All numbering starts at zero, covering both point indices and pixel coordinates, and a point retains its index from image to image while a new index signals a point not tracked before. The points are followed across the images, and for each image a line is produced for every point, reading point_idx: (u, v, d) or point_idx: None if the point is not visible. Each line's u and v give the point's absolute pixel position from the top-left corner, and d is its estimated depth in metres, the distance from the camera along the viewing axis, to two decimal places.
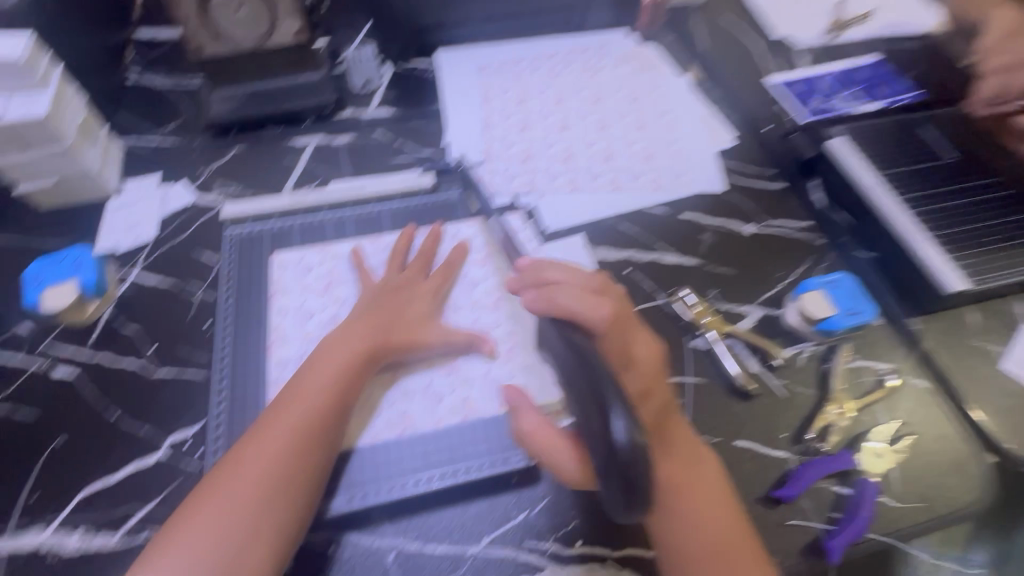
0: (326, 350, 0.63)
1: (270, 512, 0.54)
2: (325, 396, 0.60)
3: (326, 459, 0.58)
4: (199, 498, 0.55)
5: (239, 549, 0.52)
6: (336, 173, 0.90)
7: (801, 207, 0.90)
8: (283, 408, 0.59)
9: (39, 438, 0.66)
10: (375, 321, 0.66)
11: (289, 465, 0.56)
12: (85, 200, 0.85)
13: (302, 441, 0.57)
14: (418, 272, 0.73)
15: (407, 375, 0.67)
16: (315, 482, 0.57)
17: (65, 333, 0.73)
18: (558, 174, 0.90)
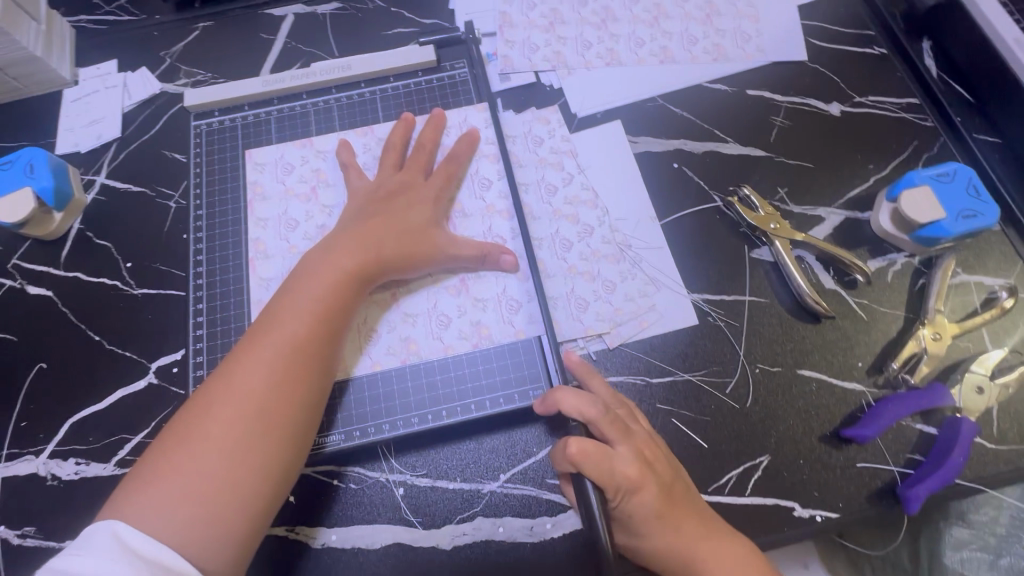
0: (310, 262, 0.52)
1: (259, 452, 0.43)
2: (314, 313, 0.48)
3: (321, 387, 0.48)
4: (162, 445, 0.43)
5: (227, 495, 0.41)
6: (320, 53, 0.75)
7: (906, 77, 0.70)
8: (263, 328, 0.47)
9: (19, 362, 0.60)
10: (367, 228, 0.54)
11: (277, 395, 0.45)
12: (40, 92, 0.73)
13: (291, 365, 0.46)
14: (419, 170, 0.60)
15: (408, 295, 0.57)
16: (314, 409, 0.47)
17: (33, 249, 0.65)
18: (592, 43, 0.72)
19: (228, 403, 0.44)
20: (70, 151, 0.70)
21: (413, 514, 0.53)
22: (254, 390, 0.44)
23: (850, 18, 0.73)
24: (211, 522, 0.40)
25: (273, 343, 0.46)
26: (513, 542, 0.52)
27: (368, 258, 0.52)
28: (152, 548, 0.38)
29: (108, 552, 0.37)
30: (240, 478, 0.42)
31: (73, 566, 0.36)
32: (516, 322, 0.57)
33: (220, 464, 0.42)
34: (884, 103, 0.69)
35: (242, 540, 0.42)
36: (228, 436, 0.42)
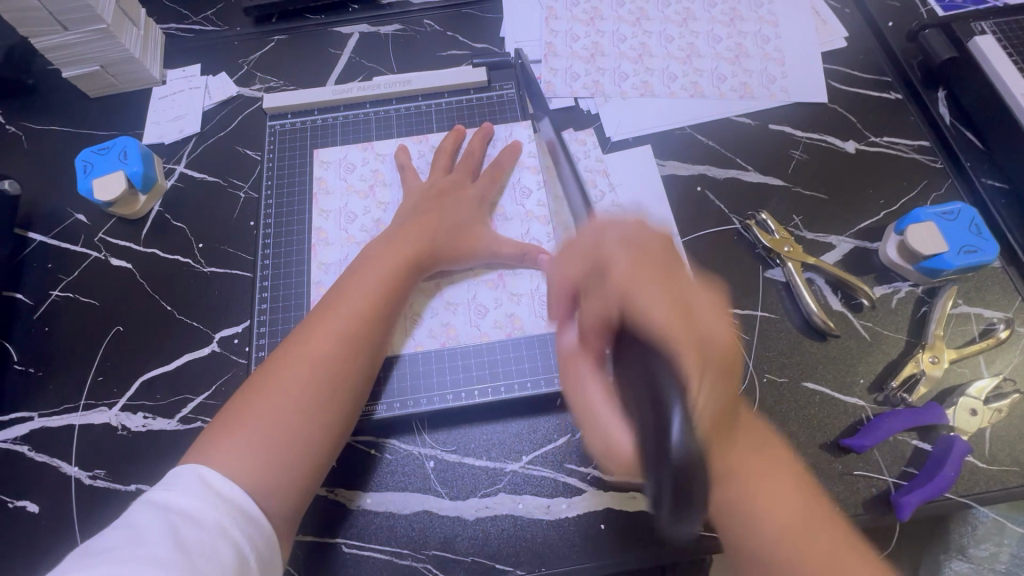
0: (370, 256, 0.59)
1: (326, 411, 0.50)
2: (374, 298, 0.56)
3: (373, 364, 0.55)
4: (240, 400, 0.49)
5: (293, 448, 0.48)
6: (381, 68, 0.83)
7: (920, 122, 0.75)
8: (332, 306, 0.55)
9: (98, 324, 0.67)
10: (419, 225, 0.62)
11: (341, 365, 0.52)
12: (131, 88, 0.82)
13: (351, 342, 0.53)
14: (465, 176, 0.68)
15: (451, 284, 0.64)
16: (365, 383, 0.54)
17: (119, 225, 0.73)
18: (629, 74, 0.79)
19: (302, 366, 0.51)
20: (154, 142, 0.78)
21: (441, 486, 0.58)
22: (324, 358, 0.51)
23: (869, 66, 0.79)
24: (284, 468, 0.47)
25: (340, 318, 0.54)
26: (531, 518, 0.57)
27: (420, 254, 0.60)
28: (233, 489, 0.44)
29: (195, 489, 0.42)
30: (305, 434, 0.49)
31: (165, 499, 0.42)
32: (547, 315, 0.63)
33: (293, 418, 0.48)
34: (898, 144, 0.74)
35: (305, 487, 0.48)
36: (297, 397, 0.49)
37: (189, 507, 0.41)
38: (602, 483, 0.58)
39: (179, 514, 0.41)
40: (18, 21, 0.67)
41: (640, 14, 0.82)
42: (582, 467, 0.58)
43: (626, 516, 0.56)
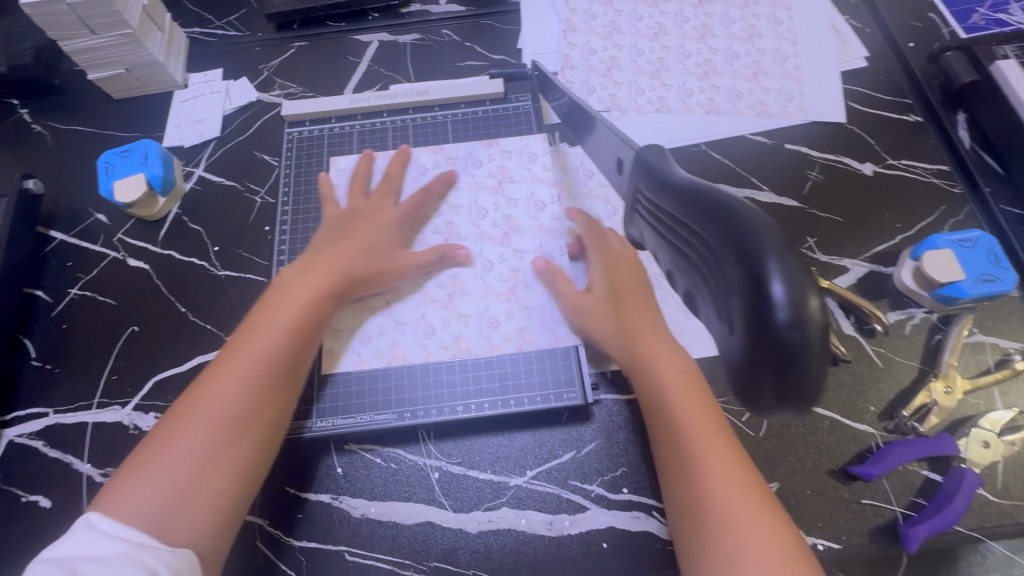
0: (284, 285, 0.59)
1: (232, 448, 0.50)
2: (282, 331, 0.55)
3: (282, 396, 0.54)
4: (149, 442, 0.50)
5: (196, 485, 0.48)
6: (399, 77, 0.83)
7: (939, 145, 0.74)
8: (239, 342, 0.54)
9: (114, 323, 0.69)
10: (336, 248, 0.61)
11: (243, 400, 0.51)
12: (154, 91, 0.83)
13: (255, 376, 0.53)
14: (385, 196, 0.68)
15: (400, 300, 0.65)
16: (276, 414, 0.53)
17: (138, 226, 0.74)
18: (645, 89, 0.79)
19: (207, 406, 0.51)
20: (175, 144, 0.79)
21: (446, 497, 0.59)
22: (229, 395, 0.51)
23: (890, 87, 0.79)
24: (191, 509, 0.47)
25: (244, 356, 0.53)
26: (533, 534, 0.57)
27: (333, 282, 0.59)
28: (135, 529, 0.45)
29: (98, 533, 0.44)
30: (209, 470, 0.49)
31: (72, 547, 0.43)
32: (558, 331, 0.63)
33: (200, 460, 0.48)
34: (917, 167, 0.73)
35: (218, 524, 0.48)
36: (201, 433, 0.49)
37: (93, 550, 0.43)
38: (605, 500, 0.58)
39: (82, 559, 0.42)
40: (50, 24, 0.70)
41: (658, 29, 0.82)
42: (586, 484, 0.58)
43: (629, 535, 0.56)
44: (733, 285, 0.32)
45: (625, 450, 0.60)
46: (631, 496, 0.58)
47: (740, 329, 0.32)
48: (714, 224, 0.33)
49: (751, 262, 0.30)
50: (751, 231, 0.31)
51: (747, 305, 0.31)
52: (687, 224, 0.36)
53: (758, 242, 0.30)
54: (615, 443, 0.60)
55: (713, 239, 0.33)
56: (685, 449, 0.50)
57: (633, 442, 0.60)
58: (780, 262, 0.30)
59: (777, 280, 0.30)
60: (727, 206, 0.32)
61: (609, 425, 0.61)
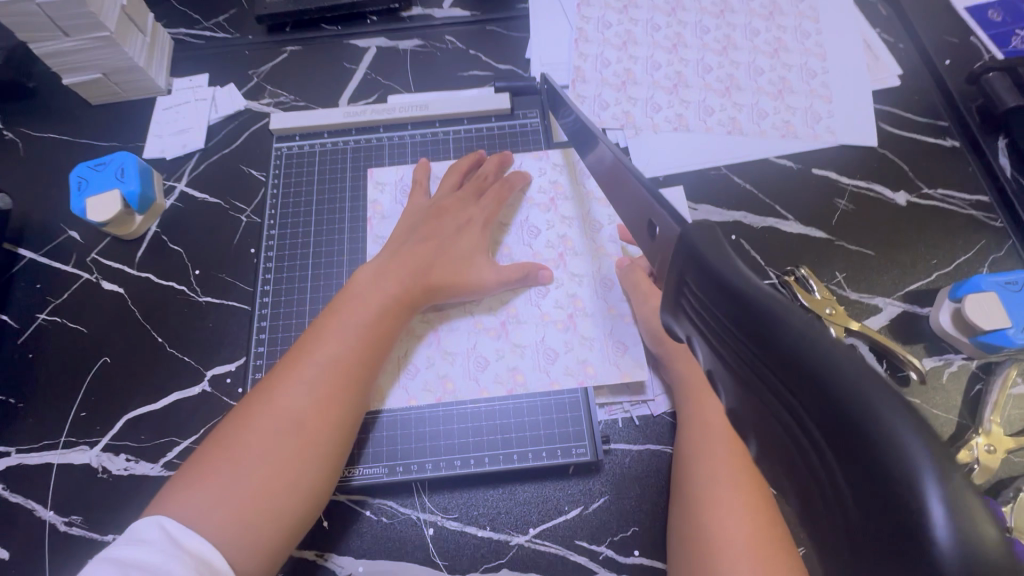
0: (356, 289, 0.55)
1: (299, 471, 0.46)
2: (357, 339, 0.52)
3: (358, 408, 0.51)
4: (202, 455, 0.45)
5: (273, 500, 0.44)
6: (398, 87, 0.78)
7: (977, 175, 0.69)
8: (306, 351, 0.50)
9: (84, 353, 0.63)
10: (411, 259, 0.57)
11: (321, 412, 0.48)
12: (135, 97, 0.78)
13: (333, 387, 0.49)
14: (472, 194, 0.63)
15: (448, 326, 0.60)
16: (351, 428, 0.50)
17: (113, 246, 0.69)
18: (662, 106, 0.73)
19: (270, 421, 0.46)
20: (155, 156, 0.74)
21: (441, 557, 0.54)
22: (300, 409, 0.47)
23: (924, 108, 0.73)
24: (250, 527, 0.43)
25: (314, 368, 0.49)
26: None
27: (410, 290, 0.55)
28: (206, 547, 0.40)
29: (161, 545, 0.39)
30: (285, 485, 0.45)
31: (128, 555, 0.38)
32: (552, 372, 0.57)
33: (264, 475, 0.44)
34: (953, 198, 0.68)
35: (273, 553, 0.44)
36: (277, 446, 0.45)
37: (155, 564, 0.38)
38: (615, 564, 0.53)
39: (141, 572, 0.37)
40: (18, 25, 0.64)
41: (676, 41, 0.77)
42: (594, 545, 0.53)
43: None
44: (833, 477, 0.18)
45: (638, 507, 0.54)
46: (643, 560, 0.53)
47: (835, 541, 0.18)
48: (798, 374, 0.18)
49: (867, 449, 0.16)
50: (862, 394, 0.17)
51: (861, 522, 0.17)
52: (746, 355, 0.21)
53: (888, 425, 0.16)
54: (626, 499, 0.55)
55: (793, 391, 0.19)
56: (699, 461, 0.50)
57: (645, 499, 0.55)
58: (938, 464, 0.15)
59: (941, 505, 0.15)
60: (819, 343, 0.18)
61: (620, 478, 0.56)
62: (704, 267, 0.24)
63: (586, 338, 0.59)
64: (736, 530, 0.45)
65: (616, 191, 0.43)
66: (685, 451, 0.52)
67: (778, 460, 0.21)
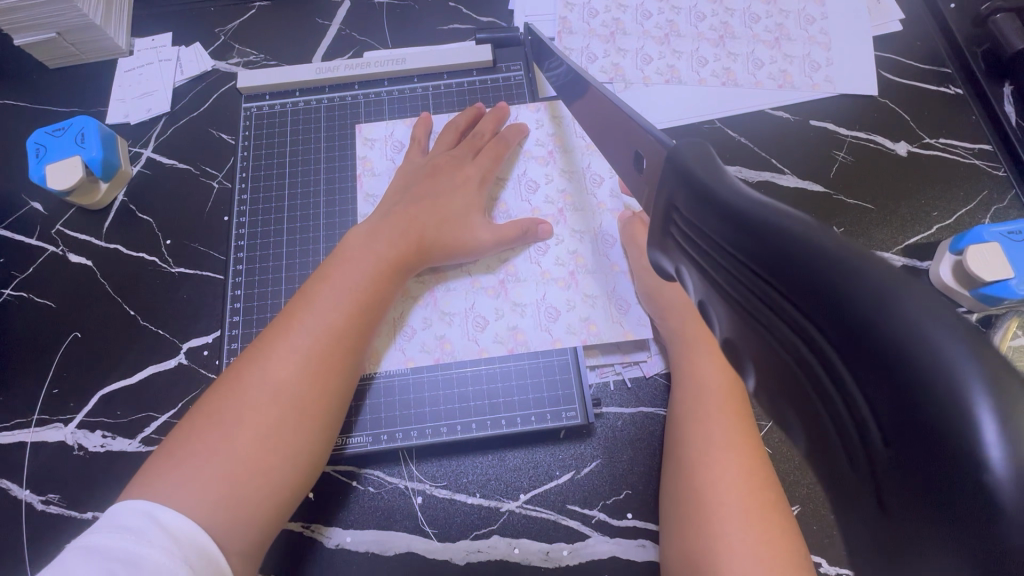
0: (344, 252, 0.51)
1: (290, 443, 0.43)
2: (347, 307, 0.48)
3: (348, 379, 0.47)
4: (188, 426, 0.43)
5: (260, 478, 0.41)
6: (374, 43, 0.73)
7: (979, 123, 0.66)
8: (295, 316, 0.47)
9: (53, 329, 0.61)
10: (407, 217, 0.53)
11: (310, 385, 0.44)
12: (94, 59, 0.73)
13: (322, 358, 0.45)
14: (467, 150, 0.59)
15: (445, 286, 0.56)
16: (342, 401, 0.47)
17: (77, 217, 0.65)
18: (653, 58, 0.69)
19: (256, 391, 0.43)
20: (119, 122, 0.70)
21: (430, 525, 0.52)
22: (286, 381, 0.44)
23: (927, 54, 0.70)
24: (237, 508, 0.40)
25: (303, 335, 0.46)
26: (527, 565, 0.51)
27: (403, 252, 0.52)
28: (193, 530, 0.38)
29: (144, 533, 0.37)
30: (273, 462, 0.42)
31: (110, 544, 0.36)
32: (553, 330, 0.55)
33: (249, 453, 0.41)
34: (955, 147, 0.65)
35: (266, 526, 0.42)
36: (263, 422, 0.42)
37: (137, 555, 0.36)
38: (607, 527, 0.52)
39: (123, 564, 0.35)
40: None
41: None
42: (586, 510, 0.52)
43: (634, 566, 0.51)
44: (861, 421, 0.16)
45: (631, 470, 0.53)
46: (636, 523, 0.52)
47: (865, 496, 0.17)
48: (822, 301, 0.16)
49: (907, 383, 0.14)
50: (914, 324, 0.14)
51: (895, 466, 0.15)
52: (757, 290, 0.18)
53: (943, 353, 0.14)
54: (618, 462, 0.54)
55: (816, 323, 0.16)
56: (692, 420, 0.49)
57: (638, 462, 0.53)
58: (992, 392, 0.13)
59: (996, 436, 0.13)
60: (858, 261, 0.15)
61: (612, 441, 0.54)
62: (698, 187, 0.21)
63: (588, 296, 0.56)
64: (729, 490, 0.43)
65: (608, 131, 0.39)
66: (679, 412, 0.50)
67: (787, 401, 0.19)
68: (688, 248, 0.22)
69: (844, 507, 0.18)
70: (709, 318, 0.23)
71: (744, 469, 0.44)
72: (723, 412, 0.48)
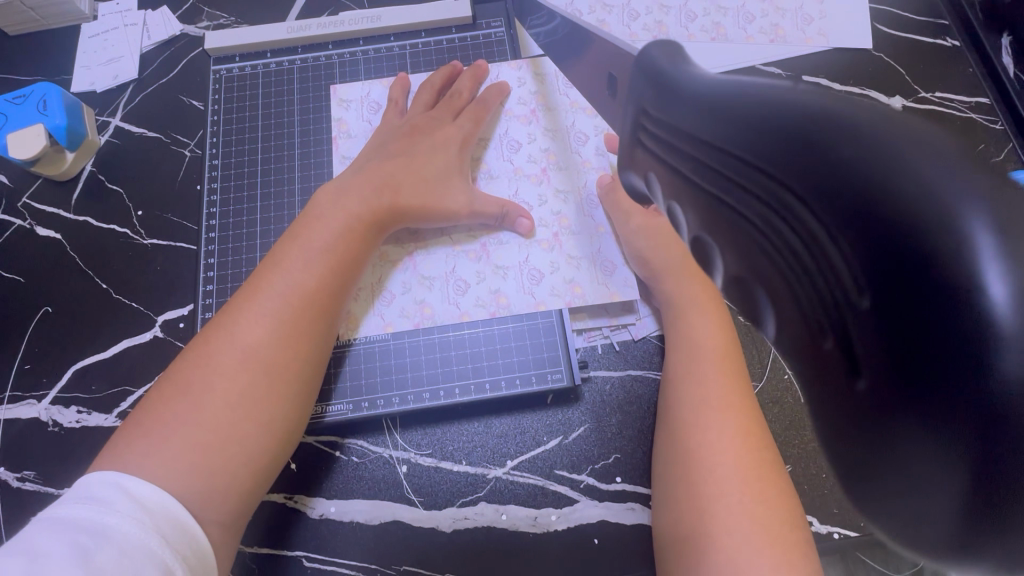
0: (316, 213, 0.49)
1: (263, 406, 0.41)
2: (320, 267, 0.46)
3: (321, 343, 0.46)
4: (158, 394, 0.41)
5: (230, 442, 0.40)
6: (349, 2, 0.70)
7: (976, 75, 0.64)
8: (266, 278, 0.45)
9: (24, 304, 0.59)
10: (383, 178, 0.51)
11: (281, 348, 0.43)
12: (57, 25, 0.70)
13: (294, 320, 0.44)
14: (445, 112, 0.57)
15: (425, 250, 0.55)
16: (315, 365, 0.45)
17: (45, 188, 0.63)
18: (639, 14, 0.66)
19: (227, 355, 0.41)
20: (84, 90, 0.67)
21: (415, 493, 0.51)
22: (256, 344, 0.42)
23: (923, 5, 0.67)
24: (209, 474, 0.39)
25: (275, 296, 0.44)
26: (515, 530, 0.50)
27: (379, 212, 0.50)
28: (166, 502, 0.37)
29: (114, 504, 0.35)
30: (245, 427, 0.41)
31: (78, 515, 0.35)
32: (537, 293, 0.53)
33: (219, 417, 0.40)
34: (951, 100, 0.63)
35: (242, 493, 0.41)
36: (234, 386, 0.41)
37: (107, 526, 0.34)
38: (596, 492, 0.51)
39: (91, 535, 0.34)
40: None
41: None
42: (574, 474, 0.51)
43: (623, 530, 0.50)
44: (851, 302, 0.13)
45: (619, 434, 0.52)
46: (625, 486, 0.51)
47: (843, 393, 0.14)
48: (805, 168, 0.14)
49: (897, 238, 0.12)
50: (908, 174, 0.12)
51: (885, 355, 0.13)
52: (725, 166, 0.16)
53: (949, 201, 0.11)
54: (606, 426, 0.52)
55: (791, 187, 0.14)
56: (685, 382, 0.47)
57: (627, 425, 0.52)
58: (998, 236, 0.11)
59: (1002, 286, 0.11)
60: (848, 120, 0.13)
61: (600, 405, 0.53)
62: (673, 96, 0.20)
63: (573, 257, 0.54)
64: (719, 448, 0.42)
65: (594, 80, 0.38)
66: (672, 373, 0.49)
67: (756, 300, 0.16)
68: (652, 149, 0.20)
69: (827, 429, 0.16)
70: (678, 224, 0.21)
71: (738, 429, 0.43)
72: (714, 370, 0.46)
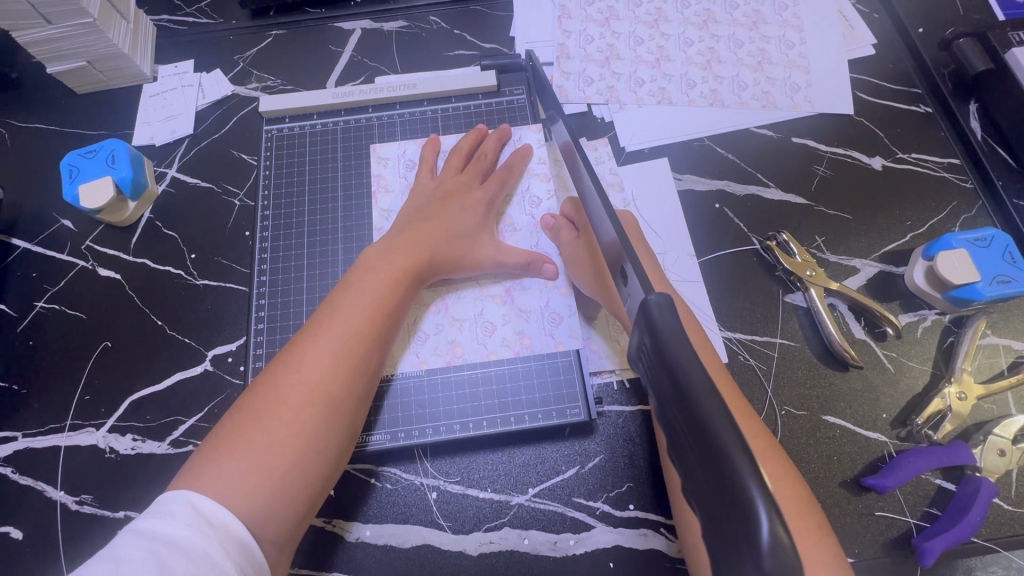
0: (364, 266, 0.55)
1: (322, 437, 0.47)
2: (369, 313, 0.52)
3: (369, 381, 0.51)
4: (230, 425, 0.46)
5: (292, 470, 0.45)
6: (385, 68, 0.78)
7: (949, 138, 0.72)
8: (325, 323, 0.51)
9: (86, 339, 0.64)
10: (423, 231, 0.57)
11: (336, 386, 0.49)
12: (121, 85, 0.77)
13: (348, 361, 0.50)
14: (474, 176, 0.63)
15: (456, 294, 0.61)
16: (363, 402, 0.51)
17: (108, 233, 0.69)
18: (645, 80, 0.74)
19: (292, 391, 0.47)
20: (145, 143, 0.74)
21: (444, 518, 0.56)
22: (315, 382, 0.48)
23: (899, 76, 0.75)
24: (272, 498, 0.44)
25: (333, 339, 0.50)
26: (537, 554, 0.55)
27: (420, 264, 0.56)
28: (226, 518, 0.41)
29: (184, 517, 0.40)
30: (303, 456, 0.46)
31: (155, 527, 0.39)
32: (556, 334, 0.60)
33: (283, 448, 0.45)
34: (927, 161, 0.70)
35: (300, 514, 0.46)
36: (296, 419, 0.46)
37: (178, 537, 0.39)
38: (611, 518, 0.55)
39: (165, 545, 0.38)
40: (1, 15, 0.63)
41: (658, 15, 0.78)
42: (590, 502, 0.56)
43: (636, 554, 0.54)
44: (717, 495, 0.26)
45: (631, 463, 0.57)
46: (638, 513, 0.55)
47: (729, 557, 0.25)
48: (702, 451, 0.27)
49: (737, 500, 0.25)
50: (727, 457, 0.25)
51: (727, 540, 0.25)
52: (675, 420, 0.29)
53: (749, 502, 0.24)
54: (620, 456, 0.57)
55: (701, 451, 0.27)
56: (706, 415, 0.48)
57: (639, 456, 0.57)
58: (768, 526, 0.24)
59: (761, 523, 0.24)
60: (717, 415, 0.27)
61: (614, 438, 0.58)
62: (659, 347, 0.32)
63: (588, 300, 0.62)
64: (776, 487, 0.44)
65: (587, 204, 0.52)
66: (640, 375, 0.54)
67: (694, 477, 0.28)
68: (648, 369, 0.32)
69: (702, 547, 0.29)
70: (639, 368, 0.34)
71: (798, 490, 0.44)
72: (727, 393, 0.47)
